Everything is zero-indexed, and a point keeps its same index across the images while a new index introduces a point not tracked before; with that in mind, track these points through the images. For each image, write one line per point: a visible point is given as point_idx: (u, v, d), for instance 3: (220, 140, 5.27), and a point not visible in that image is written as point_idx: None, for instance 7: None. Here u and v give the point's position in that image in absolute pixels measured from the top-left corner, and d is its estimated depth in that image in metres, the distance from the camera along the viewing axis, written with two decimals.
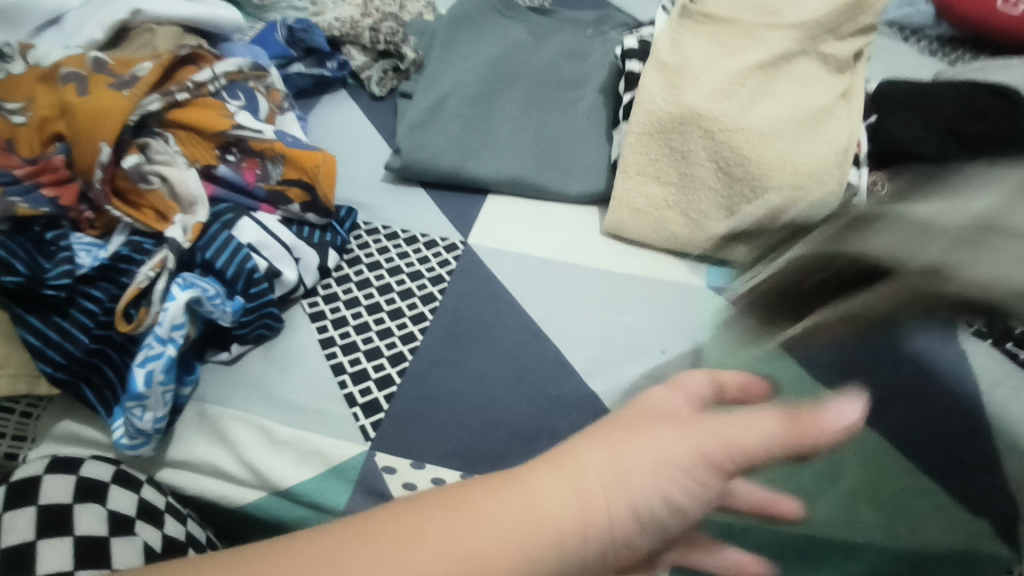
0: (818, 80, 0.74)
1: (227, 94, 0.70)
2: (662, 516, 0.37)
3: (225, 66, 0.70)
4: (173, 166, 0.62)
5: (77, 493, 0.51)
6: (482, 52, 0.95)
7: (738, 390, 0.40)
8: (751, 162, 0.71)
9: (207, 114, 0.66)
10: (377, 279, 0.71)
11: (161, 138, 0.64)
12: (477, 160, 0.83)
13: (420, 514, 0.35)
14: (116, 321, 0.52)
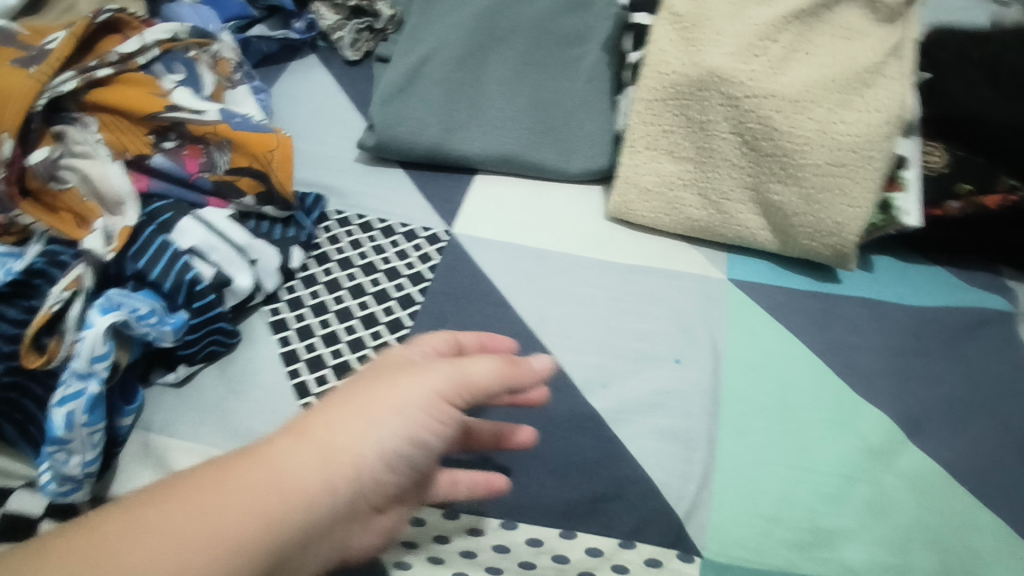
0: (864, 30, 0.63)
1: (162, 67, 0.60)
2: (407, 458, 0.39)
3: (156, 33, 0.59)
4: (92, 159, 0.52)
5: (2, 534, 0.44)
6: (468, 5, 0.83)
7: (474, 344, 0.46)
8: (782, 135, 0.60)
9: (134, 93, 0.56)
10: (349, 280, 0.62)
11: (80, 124, 0.55)
12: (463, 133, 0.73)
13: (157, 508, 0.33)
14: (23, 356, 0.45)
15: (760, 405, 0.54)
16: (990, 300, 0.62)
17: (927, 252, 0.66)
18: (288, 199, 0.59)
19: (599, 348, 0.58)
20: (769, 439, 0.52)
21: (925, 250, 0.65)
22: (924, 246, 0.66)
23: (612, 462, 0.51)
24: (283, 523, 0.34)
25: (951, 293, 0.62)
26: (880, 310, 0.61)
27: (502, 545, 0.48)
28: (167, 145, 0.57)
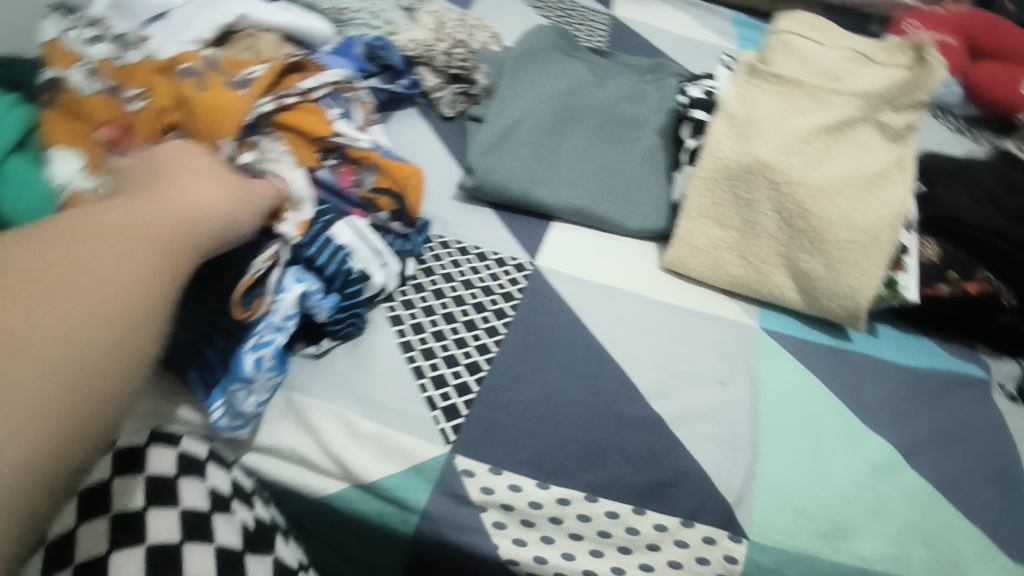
0: (876, 146, 0.80)
1: (328, 101, 0.73)
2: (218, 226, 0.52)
3: (329, 75, 0.73)
4: (281, 165, 0.65)
5: (180, 467, 0.55)
6: (549, 84, 0.99)
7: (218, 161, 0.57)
8: (812, 216, 0.76)
9: (310, 119, 0.69)
10: (452, 290, 0.73)
11: (270, 137, 0.68)
12: (545, 186, 0.87)
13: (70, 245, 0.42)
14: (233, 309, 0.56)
15: (789, 426, 0.66)
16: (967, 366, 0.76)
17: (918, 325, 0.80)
18: (414, 219, 0.71)
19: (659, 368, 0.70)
20: (799, 453, 0.64)
21: (918, 323, 0.80)
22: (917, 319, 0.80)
23: (672, 456, 0.62)
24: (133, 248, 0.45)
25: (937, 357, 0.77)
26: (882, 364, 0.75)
27: (583, 515, 0.59)
28: (328, 163, 0.70)
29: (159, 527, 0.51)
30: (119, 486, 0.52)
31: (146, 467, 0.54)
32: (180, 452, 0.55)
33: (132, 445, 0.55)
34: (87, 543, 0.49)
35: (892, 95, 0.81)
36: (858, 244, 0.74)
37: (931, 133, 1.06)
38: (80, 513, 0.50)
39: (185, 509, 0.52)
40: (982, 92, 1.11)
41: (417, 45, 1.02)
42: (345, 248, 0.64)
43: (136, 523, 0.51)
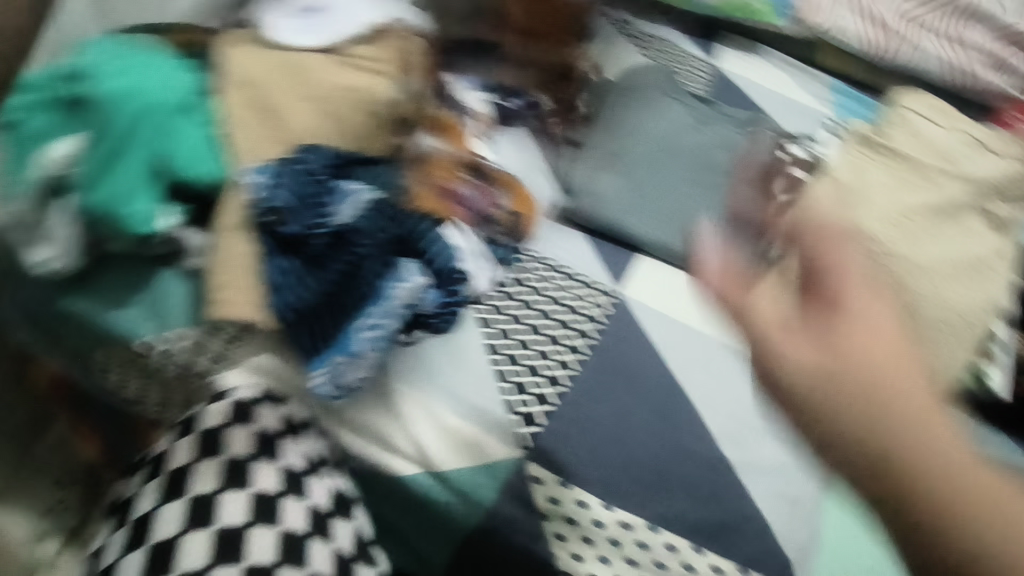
0: (982, 233, 0.79)
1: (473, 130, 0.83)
2: None
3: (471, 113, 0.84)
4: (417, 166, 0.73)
5: (283, 428, 0.61)
6: (649, 122, 0.99)
7: None
8: (909, 290, 0.75)
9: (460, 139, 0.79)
10: (539, 302, 0.71)
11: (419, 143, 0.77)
12: (636, 219, 0.91)
13: None
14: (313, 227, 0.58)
15: (853, 495, 0.66)
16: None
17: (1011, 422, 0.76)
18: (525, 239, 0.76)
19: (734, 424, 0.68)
20: (863, 523, 0.64)
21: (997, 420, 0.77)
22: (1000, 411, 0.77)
23: (738, 503, 0.63)
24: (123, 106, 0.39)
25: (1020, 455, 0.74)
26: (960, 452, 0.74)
27: (643, 542, 0.60)
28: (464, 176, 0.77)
29: (261, 478, 0.57)
30: (233, 435, 0.58)
31: (254, 423, 0.60)
32: (283, 414, 0.61)
33: (244, 401, 0.61)
34: (201, 481, 0.56)
35: (1002, 185, 0.81)
36: (950, 326, 0.74)
37: None
38: (198, 452, 0.57)
39: (285, 467, 0.58)
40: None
41: (531, 67, 1.07)
42: (457, 251, 0.68)
43: (241, 471, 0.57)
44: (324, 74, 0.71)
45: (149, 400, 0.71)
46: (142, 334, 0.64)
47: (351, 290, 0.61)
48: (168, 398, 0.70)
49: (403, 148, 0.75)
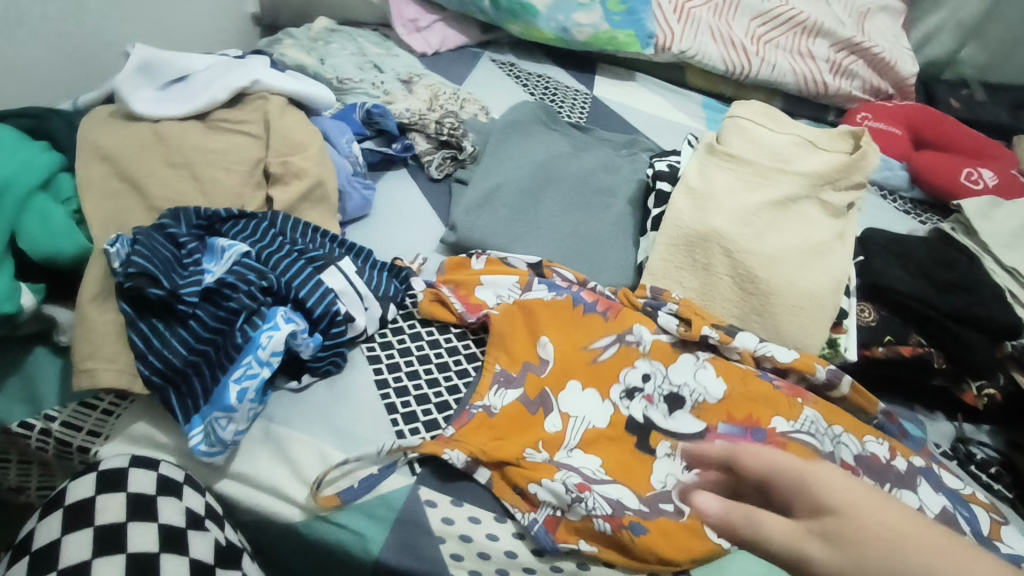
0: (819, 222, 0.89)
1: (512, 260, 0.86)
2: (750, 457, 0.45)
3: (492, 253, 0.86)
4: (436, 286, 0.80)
5: (159, 487, 0.58)
6: (530, 156, 1.06)
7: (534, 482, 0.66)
8: (762, 282, 0.82)
9: (463, 273, 0.84)
10: (427, 334, 0.77)
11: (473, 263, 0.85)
12: (522, 244, 0.93)
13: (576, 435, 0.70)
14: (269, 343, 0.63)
15: None
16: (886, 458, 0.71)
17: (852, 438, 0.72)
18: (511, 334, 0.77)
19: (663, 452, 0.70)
20: None
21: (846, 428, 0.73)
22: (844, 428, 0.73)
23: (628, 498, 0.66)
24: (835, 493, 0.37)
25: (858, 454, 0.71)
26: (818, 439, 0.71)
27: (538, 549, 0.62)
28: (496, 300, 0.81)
29: (137, 540, 0.54)
30: (102, 501, 0.55)
31: (127, 486, 0.57)
32: (158, 475, 0.59)
33: (114, 466, 0.58)
34: (72, 550, 0.52)
35: (831, 177, 0.92)
36: (806, 309, 0.81)
37: (878, 212, 1.15)
38: (64, 524, 0.54)
39: (164, 524, 0.55)
40: (921, 178, 1.19)
41: (411, 114, 1.09)
42: (333, 292, 0.70)
43: (117, 534, 0.54)
44: (192, 142, 0.78)
45: (31, 486, 0.69)
46: (13, 420, 0.62)
47: (224, 346, 0.62)
48: (50, 481, 0.68)
49: (273, 202, 0.78)
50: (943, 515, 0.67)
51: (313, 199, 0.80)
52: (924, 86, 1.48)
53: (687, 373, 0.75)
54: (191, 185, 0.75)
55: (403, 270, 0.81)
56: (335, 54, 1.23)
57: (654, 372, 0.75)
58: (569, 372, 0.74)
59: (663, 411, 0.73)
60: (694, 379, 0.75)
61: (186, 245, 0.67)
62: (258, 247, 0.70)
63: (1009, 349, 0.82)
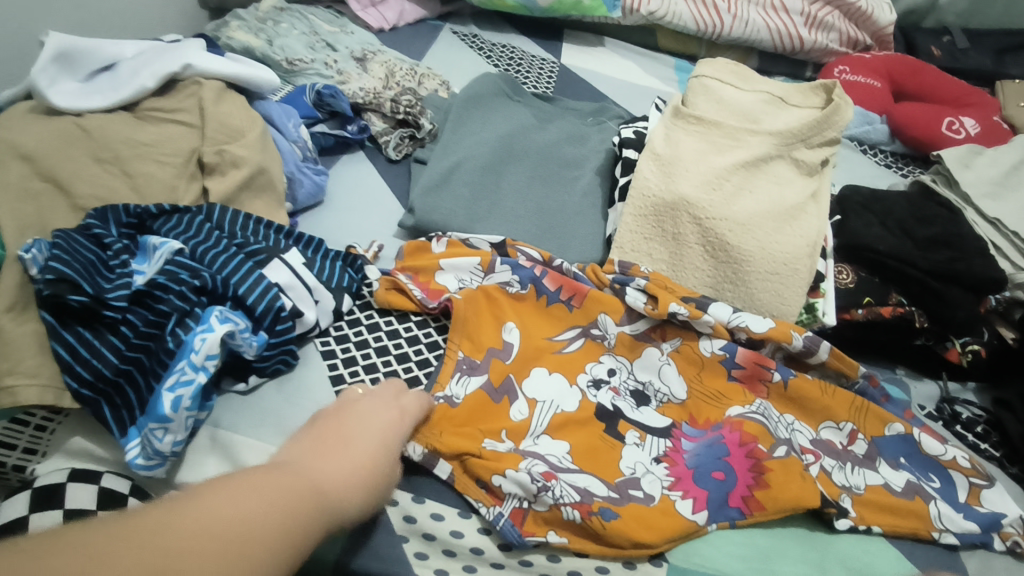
0: (792, 181, 0.85)
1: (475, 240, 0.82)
2: None
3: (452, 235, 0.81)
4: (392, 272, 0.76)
5: (100, 501, 0.54)
6: (491, 129, 1.00)
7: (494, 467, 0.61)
8: (734, 249, 0.78)
9: (423, 257, 0.80)
10: (386, 323, 0.73)
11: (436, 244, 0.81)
12: (485, 224, 0.89)
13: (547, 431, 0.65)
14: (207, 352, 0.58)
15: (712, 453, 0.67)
16: (852, 439, 0.69)
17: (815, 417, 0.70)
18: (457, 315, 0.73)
19: (631, 439, 0.66)
20: None
21: (810, 409, 0.70)
22: (809, 409, 0.70)
23: None
24: None
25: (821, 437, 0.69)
26: (781, 424, 0.68)
27: (505, 544, 0.59)
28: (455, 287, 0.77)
29: None
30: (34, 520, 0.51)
31: (64, 503, 0.53)
32: (99, 488, 0.55)
33: (50, 483, 0.54)
34: None
35: (804, 133, 0.87)
36: (781, 274, 0.77)
37: (857, 169, 1.11)
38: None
39: None
40: (901, 130, 1.14)
41: (366, 93, 1.04)
42: (276, 287, 0.66)
43: None
44: (120, 134, 0.73)
45: None
46: None
47: (157, 352, 0.58)
48: None
49: (209, 194, 0.73)
50: (909, 488, 0.66)
51: (254, 188, 0.75)
52: (904, 35, 1.43)
53: (652, 369, 0.72)
54: (121, 181, 0.71)
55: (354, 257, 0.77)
56: (284, 34, 1.17)
57: (616, 364, 0.73)
58: (532, 364, 0.71)
59: (630, 402, 0.70)
60: (659, 376, 0.72)
61: (112, 246, 0.62)
62: (193, 243, 0.66)
63: (992, 303, 0.80)
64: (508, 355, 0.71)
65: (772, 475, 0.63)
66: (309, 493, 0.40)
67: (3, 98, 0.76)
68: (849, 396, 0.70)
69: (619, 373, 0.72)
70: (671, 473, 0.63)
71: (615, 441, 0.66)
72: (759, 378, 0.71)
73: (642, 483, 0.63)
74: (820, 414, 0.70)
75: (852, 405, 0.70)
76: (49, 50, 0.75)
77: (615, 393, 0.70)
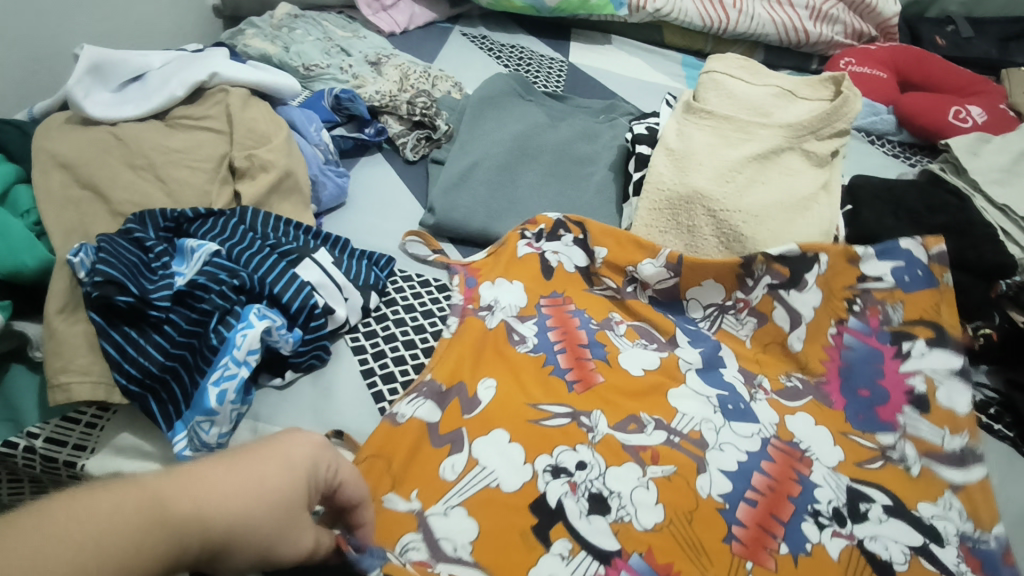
0: (803, 173, 0.89)
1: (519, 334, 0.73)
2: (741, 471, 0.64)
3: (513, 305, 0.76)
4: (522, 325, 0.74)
5: None
6: (506, 129, 1.05)
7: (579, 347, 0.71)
8: (748, 240, 0.81)
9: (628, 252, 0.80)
10: (412, 320, 0.76)
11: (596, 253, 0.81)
12: (503, 222, 0.91)
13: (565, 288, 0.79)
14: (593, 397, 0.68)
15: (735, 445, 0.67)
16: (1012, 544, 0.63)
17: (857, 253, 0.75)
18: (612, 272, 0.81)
19: (512, 314, 0.75)
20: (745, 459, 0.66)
21: (711, 269, 0.78)
22: (771, 360, 0.76)
23: None
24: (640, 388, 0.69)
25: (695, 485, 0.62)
26: (702, 389, 0.71)
27: None
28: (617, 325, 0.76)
29: None
30: None
31: None
32: None
33: None
34: None
35: (814, 126, 0.92)
36: None
37: (864, 159, 1.12)
38: None
39: None
40: (925, 132, 1.14)
41: (382, 97, 1.08)
42: (309, 286, 0.68)
43: None
44: (153, 142, 0.76)
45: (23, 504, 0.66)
46: None
47: (200, 348, 0.60)
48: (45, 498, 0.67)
49: (241, 198, 0.76)
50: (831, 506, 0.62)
51: (282, 192, 0.78)
52: (906, 26, 1.45)
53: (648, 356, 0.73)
54: (155, 186, 0.73)
55: (391, 258, 0.81)
56: (300, 40, 1.19)
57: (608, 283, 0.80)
58: (508, 276, 0.80)
59: (584, 506, 0.59)
60: (630, 492, 0.60)
61: (153, 249, 0.65)
62: (228, 244, 0.68)
63: (1003, 288, 0.81)
64: (484, 260, 0.82)
65: (682, 525, 0.59)
66: (162, 503, 0.34)
67: (40, 109, 0.79)
68: (851, 291, 0.75)
69: (556, 244, 0.82)
70: (557, 323, 0.74)
71: (400, 493, 0.59)
72: (902, 405, 0.70)
73: (532, 344, 0.72)
74: (651, 312, 0.77)
75: (932, 304, 0.74)
76: (83, 63, 0.78)
77: (532, 352, 0.71)
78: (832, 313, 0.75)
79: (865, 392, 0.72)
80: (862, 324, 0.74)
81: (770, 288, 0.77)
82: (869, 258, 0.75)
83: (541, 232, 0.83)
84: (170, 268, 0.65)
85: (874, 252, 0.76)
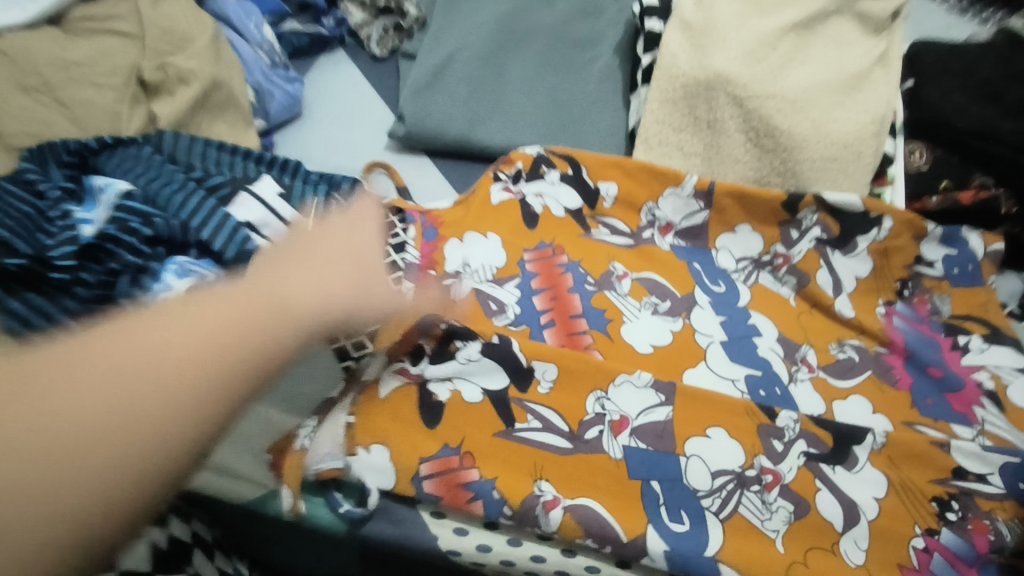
0: (855, 42, 0.72)
1: (496, 302, 0.63)
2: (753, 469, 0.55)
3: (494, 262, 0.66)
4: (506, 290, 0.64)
5: None
6: (488, 7, 0.87)
7: (569, 308, 0.63)
8: (782, 133, 0.68)
9: (642, 190, 0.71)
10: None
11: (606, 190, 0.71)
12: (488, 126, 0.77)
13: (562, 241, 0.69)
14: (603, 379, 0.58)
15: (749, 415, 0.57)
16: None
17: (924, 232, 0.67)
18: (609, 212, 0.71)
19: (487, 278, 0.65)
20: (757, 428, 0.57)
21: (752, 209, 0.68)
22: (819, 323, 0.66)
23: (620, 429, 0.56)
24: (669, 367, 0.61)
25: (696, 492, 0.53)
26: (726, 371, 0.61)
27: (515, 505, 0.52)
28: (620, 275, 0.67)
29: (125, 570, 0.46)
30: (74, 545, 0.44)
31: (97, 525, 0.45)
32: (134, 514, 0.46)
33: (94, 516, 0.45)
34: None
35: None
36: (838, 158, 0.67)
37: (927, 19, 0.92)
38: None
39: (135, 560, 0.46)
40: None
41: None
42: (245, 227, 0.56)
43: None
44: (46, 55, 0.62)
45: None
46: None
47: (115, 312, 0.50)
48: None
49: (158, 120, 0.62)
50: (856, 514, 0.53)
51: (212, 108, 0.65)
52: None
53: (661, 327, 0.64)
54: (55, 111, 0.60)
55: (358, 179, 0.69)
56: None
57: (618, 226, 0.71)
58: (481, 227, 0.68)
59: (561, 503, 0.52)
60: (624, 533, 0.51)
61: (50, 195, 0.54)
62: (144, 181, 0.57)
63: None
64: (451, 210, 0.69)
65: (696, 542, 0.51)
66: (272, 305, 0.38)
67: None
68: (905, 271, 0.68)
69: (539, 184, 0.71)
70: (544, 285, 0.65)
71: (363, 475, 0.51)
72: (977, 397, 0.61)
73: (513, 314, 0.63)
74: (666, 270, 0.68)
75: (981, 301, 0.66)
76: None
77: (512, 325, 0.62)
78: (880, 289, 0.67)
79: (935, 372, 0.62)
80: (909, 310, 0.67)
81: (818, 242, 0.68)
82: (929, 242, 0.68)
83: (519, 173, 0.71)
84: (74, 215, 0.54)
85: (939, 234, 0.68)
